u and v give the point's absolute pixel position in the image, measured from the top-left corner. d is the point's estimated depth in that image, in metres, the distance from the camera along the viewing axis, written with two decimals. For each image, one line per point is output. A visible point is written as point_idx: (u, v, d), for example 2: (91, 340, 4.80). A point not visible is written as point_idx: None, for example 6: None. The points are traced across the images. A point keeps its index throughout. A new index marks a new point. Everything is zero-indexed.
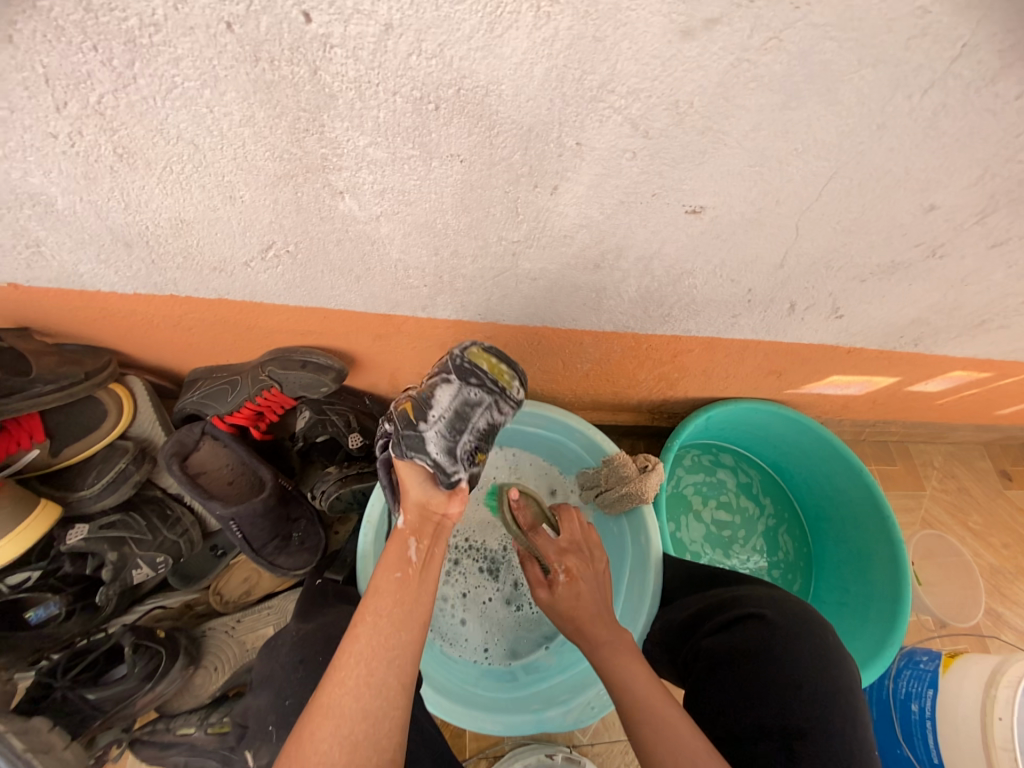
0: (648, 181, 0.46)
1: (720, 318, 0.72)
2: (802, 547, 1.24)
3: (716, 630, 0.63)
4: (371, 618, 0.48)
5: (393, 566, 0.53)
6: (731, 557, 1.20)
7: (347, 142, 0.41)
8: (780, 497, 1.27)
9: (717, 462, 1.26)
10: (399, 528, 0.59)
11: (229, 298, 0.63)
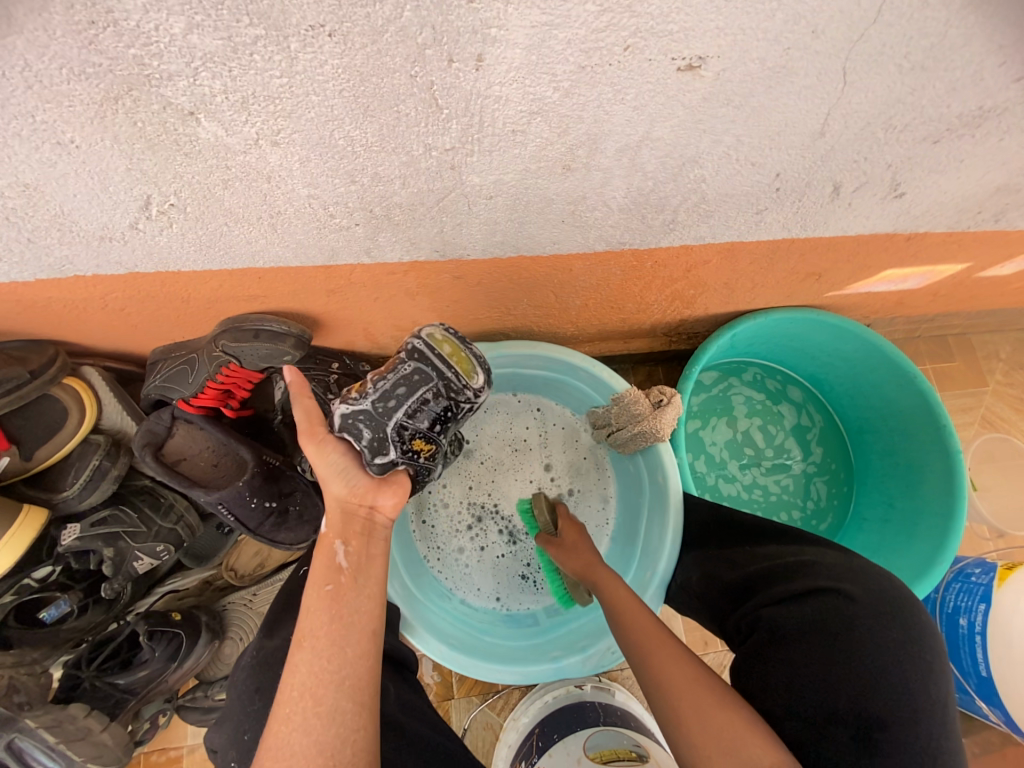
0: (616, 24, 0.31)
1: (741, 216, 0.57)
2: (843, 489, 1.12)
3: (780, 600, 0.57)
4: (304, 640, 0.45)
5: (325, 581, 0.47)
6: (756, 471, 1.10)
7: (157, 31, 0.28)
8: (835, 443, 1.14)
9: (777, 390, 1.14)
10: (324, 532, 0.51)
11: (142, 271, 0.53)
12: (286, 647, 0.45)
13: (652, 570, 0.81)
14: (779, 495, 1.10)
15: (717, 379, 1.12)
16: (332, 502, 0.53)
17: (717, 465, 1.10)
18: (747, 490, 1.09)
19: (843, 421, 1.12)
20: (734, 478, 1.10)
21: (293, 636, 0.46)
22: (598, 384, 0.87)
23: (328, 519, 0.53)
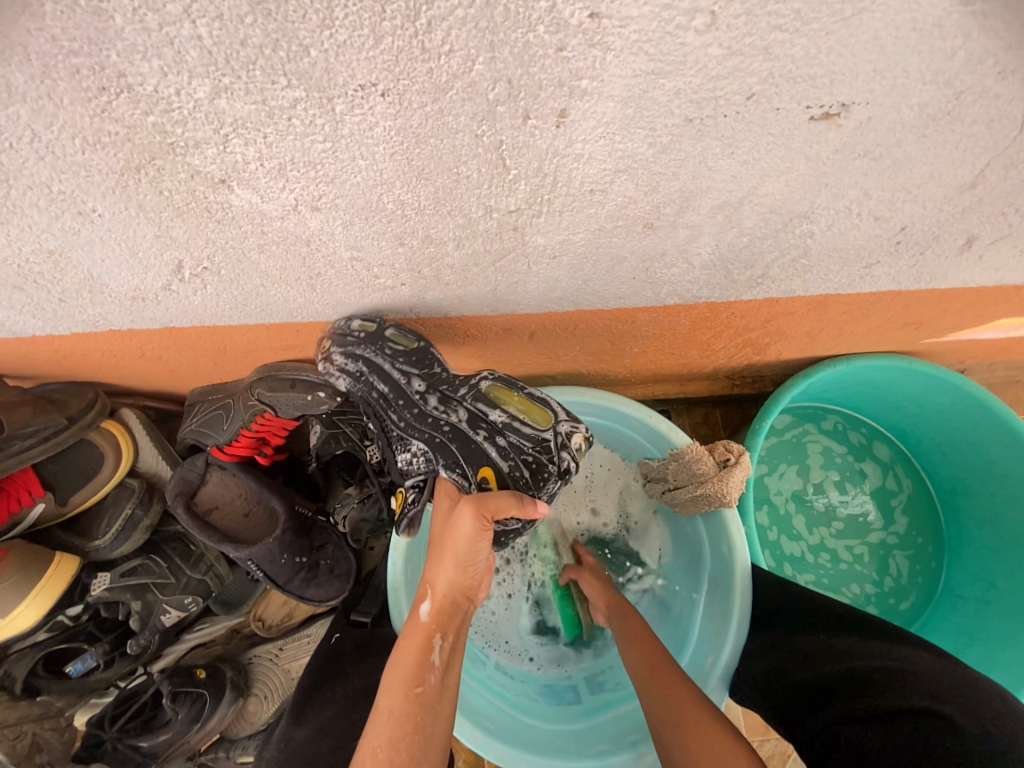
0: (743, 69, 0.24)
1: (844, 270, 0.48)
2: (929, 567, 0.98)
3: (864, 719, 0.47)
4: (368, 750, 0.39)
5: (410, 679, 0.43)
6: (825, 529, 0.98)
7: (180, 97, 0.23)
8: (921, 504, 1.00)
9: (860, 445, 1.02)
10: (420, 615, 0.47)
11: (176, 326, 0.50)
12: (351, 759, 0.40)
13: (714, 656, 0.70)
14: (849, 565, 0.98)
15: (790, 424, 1.01)
16: (449, 590, 0.47)
17: (781, 520, 0.98)
18: (811, 553, 0.97)
19: (937, 491, 0.99)
20: (800, 535, 0.98)
21: (358, 745, 0.40)
22: (654, 436, 0.78)
23: (426, 604, 0.47)
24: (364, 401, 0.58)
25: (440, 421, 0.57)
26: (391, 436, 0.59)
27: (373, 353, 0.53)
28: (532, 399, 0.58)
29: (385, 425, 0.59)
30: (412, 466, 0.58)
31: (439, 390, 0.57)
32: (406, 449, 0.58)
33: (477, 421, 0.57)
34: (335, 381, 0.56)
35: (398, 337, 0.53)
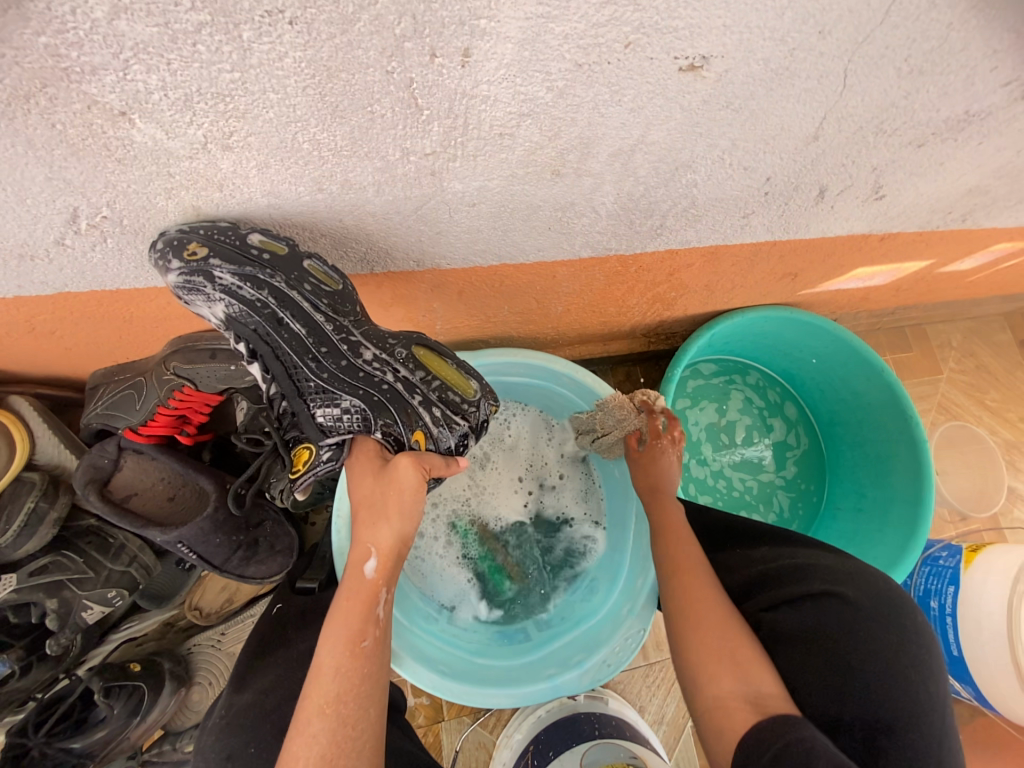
0: (618, 18, 0.28)
1: (727, 220, 0.56)
2: (812, 500, 1.15)
3: (778, 604, 0.54)
4: (325, 706, 0.41)
5: (357, 636, 0.43)
6: (729, 462, 1.12)
7: (73, 13, 0.23)
8: (810, 442, 1.17)
9: (774, 403, 1.16)
10: (365, 573, 0.45)
11: (73, 291, 0.47)
12: (297, 710, 0.41)
13: (643, 577, 0.76)
14: (741, 493, 1.11)
15: (715, 371, 1.14)
16: (393, 547, 0.47)
17: (694, 446, 1.10)
18: (714, 478, 1.10)
19: (828, 448, 1.15)
20: (708, 466, 1.10)
21: (301, 702, 0.41)
22: (581, 392, 0.84)
23: (373, 564, 0.46)
24: (256, 335, 0.47)
25: (377, 376, 0.51)
26: (308, 389, 0.50)
27: (283, 282, 0.45)
28: (460, 370, 0.57)
29: (300, 377, 0.49)
30: (342, 425, 0.51)
31: (373, 341, 0.51)
32: (334, 406, 0.50)
33: (410, 382, 0.53)
34: (193, 305, 0.44)
35: (265, 243, 0.43)
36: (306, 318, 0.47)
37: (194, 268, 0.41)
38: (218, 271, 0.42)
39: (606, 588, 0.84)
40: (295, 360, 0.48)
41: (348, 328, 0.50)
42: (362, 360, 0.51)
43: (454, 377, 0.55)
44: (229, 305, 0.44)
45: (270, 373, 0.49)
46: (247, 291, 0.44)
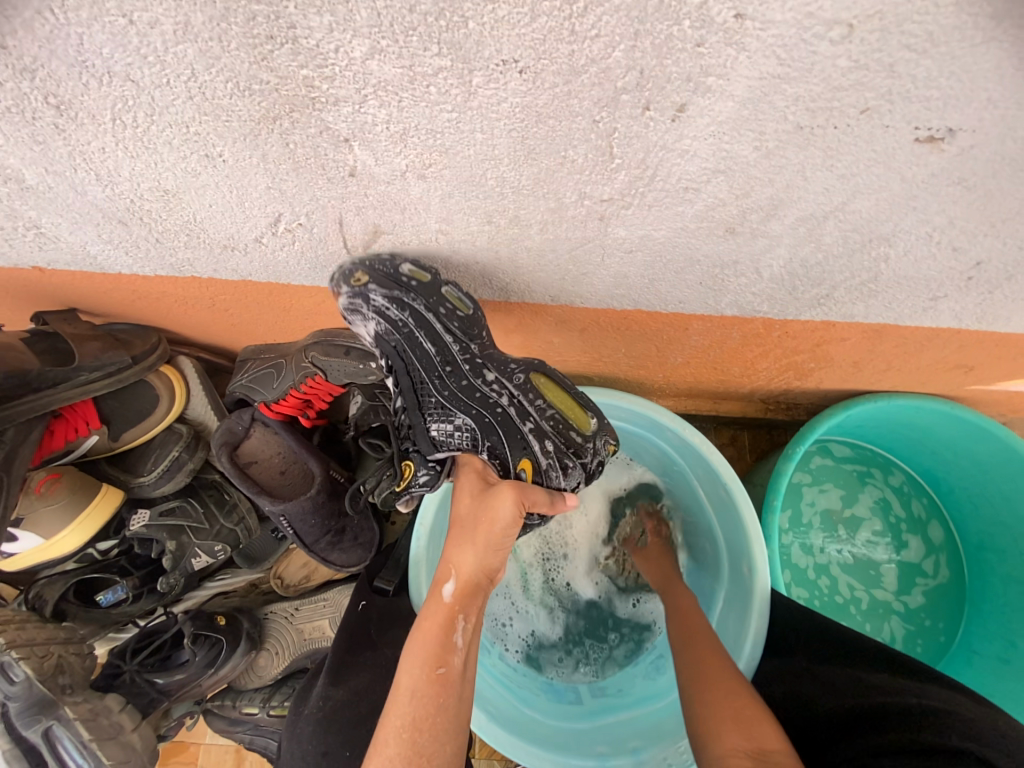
0: (864, 83, 0.25)
1: (908, 300, 0.49)
2: (936, 640, 0.95)
3: (894, 750, 0.45)
4: (402, 735, 0.40)
5: (436, 661, 0.42)
6: (838, 562, 0.98)
7: (336, 54, 0.25)
8: (950, 571, 0.97)
9: (917, 519, 0.99)
10: (444, 595, 0.45)
11: (253, 279, 0.53)
12: (373, 731, 0.41)
13: None
14: (844, 600, 0.97)
15: (846, 456, 1.01)
16: (475, 574, 0.46)
17: (801, 529, 0.98)
18: (815, 571, 0.97)
19: (976, 589, 0.95)
20: (810, 556, 0.98)
21: (378, 722, 0.41)
22: (685, 451, 0.78)
23: (452, 586, 0.45)
24: (395, 350, 0.50)
25: (491, 399, 0.53)
26: (427, 404, 0.53)
27: (424, 305, 0.47)
28: (574, 399, 0.57)
29: (423, 392, 0.52)
30: (451, 442, 0.53)
31: (495, 365, 0.53)
32: (447, 422, 0.53)
33: (524, 408, 0.54)
34: (356, 323, 0.49)
35: (414, 271, 0.46)
36: (435, 341, 0.50)
37: (357, 288, 0.46)
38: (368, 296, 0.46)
39: None
40: (421, 379, 0.52)
41: (472, 354, 0.51)
42: (480, 382, 0.52)
43: (569, 406, 0.56)
44: (380, 323, 0.48)
45: (400, 386, 0.53)
46: (393, 311, 0.48)
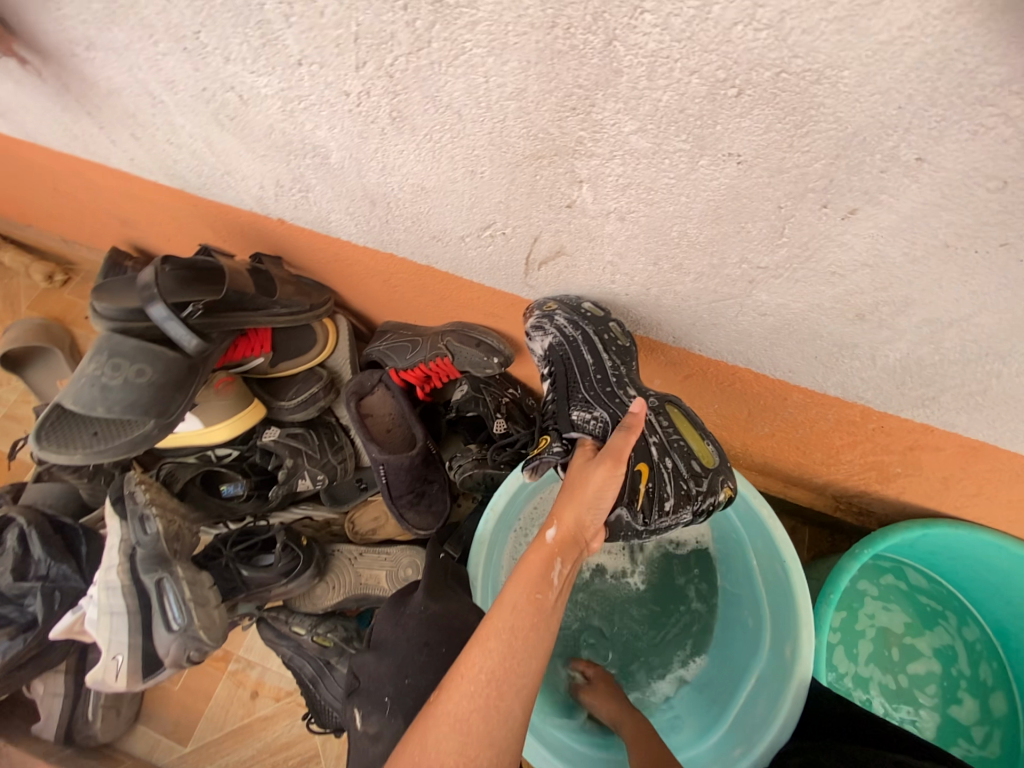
0: (1010, 225, 0.32)
1: (1015, 422, 0.52)
2: None
3: None
4: (498, 638, 0.45)
5: (535, 588, 0.48)
6: (881, 687, 0.94)
7: (611, 126, 0.36)
8: (1003, 747, 0.90)
9: (982, 684, 0.92)
10: (546, 536, 0.51)
11: (436, 265, 0.66)
12: (476, 632, 0.46)
13: (745, 749, 0.70)
14: None
15: (922, 584, 0.98)
16: (576, 528, 0.52)
17: (850, 635, 0.95)
18: (853, 681, 0.94)
19: None
20: (852, 668, 0.94)
21: (477, 628, 0.47)
22: (749, 521, 0.81)
23: (553, 529, 0.51)
24: (558, 354, 0.62)
25: (629, 408, 0.61)
26: (575, 394, 0.62)
27: (593, 333, 0.60)
28: (701, 437, 0.66)
29: (574, 386, 0.62)
30: (587, 425, 0.59)
31: (636, 385, 0.62)
32: (587, 411, 0.60)
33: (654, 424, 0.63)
34: (537, 335, 0.63)
35: (592, 309, 0.60)
36: (595, 352, 0.61)
37: (542, 314, 0.62)
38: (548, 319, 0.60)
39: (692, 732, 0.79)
40: (576, 376, 0.62)
41: (622, 372, 0.62)
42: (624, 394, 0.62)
43: (699, 440, 0.65)
44: (552, 337, 0.62)
45: (556, 378, 0.63)
46: (568, 328, 0.60)
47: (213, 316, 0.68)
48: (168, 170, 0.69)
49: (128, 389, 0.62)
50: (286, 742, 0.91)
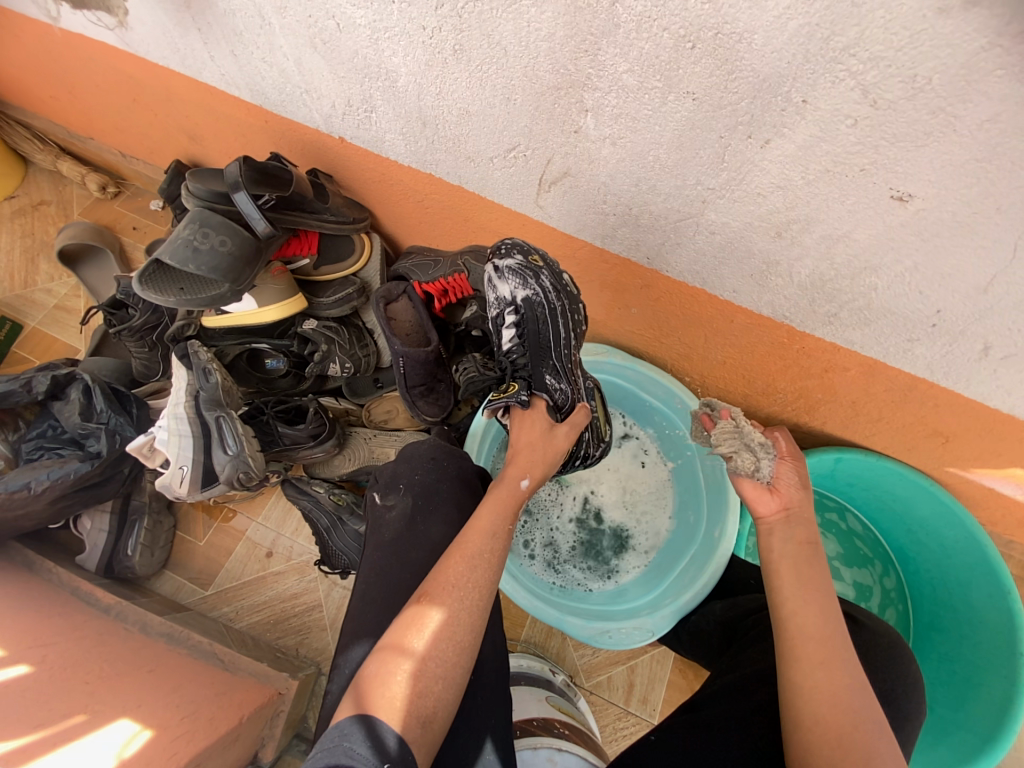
0: (862, 155, 0.49)
1: (892, 337, 0.70)
2: None
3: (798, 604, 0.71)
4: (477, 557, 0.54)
5: (507, 519, 0.58)
6: None
7: (611, 67, 0.53)
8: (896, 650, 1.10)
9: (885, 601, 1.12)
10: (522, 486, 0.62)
11: (467, 186, 0.82)
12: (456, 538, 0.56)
13: (675, 599, 0.88)
14: None
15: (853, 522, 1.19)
16: (538, 478, 0.65)
17: None
18: None
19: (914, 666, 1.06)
20: None
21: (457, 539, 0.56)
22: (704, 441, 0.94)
23: (526, 480, 0.63)
24: (536, 317, 0.84)
25: (577, 376, 0.84)
26: (546, 359, 0.82)
27: (566, 305, 0.84)
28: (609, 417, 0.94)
29: (547, 352, 0.83)
30: (553, 387, 0.80)
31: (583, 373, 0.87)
32: (556, 378, 0.81)
33: (588, 393, 0.86)
34: (525, 286, 0.83)
35: (569, 281, 0.86)
36: (567, 324, 0.84)
37: (530, 266, 0.83)
38: (543, 273, 0.83)
39: (636, 595, 0.98)
40: (550, 339, 0.83)
41: (575, 355, 0.85)
42: (574, 366, 0.85)
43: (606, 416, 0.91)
44: (535, 297, 0.83)
45: (531, 341, 0.83)
46: (551, 296, 0.83)
47: (282, 213, 0.83)
48: (254, 87, 0.84)
49: (212, 254, 0.78)
50: (292, 594, 1.07)
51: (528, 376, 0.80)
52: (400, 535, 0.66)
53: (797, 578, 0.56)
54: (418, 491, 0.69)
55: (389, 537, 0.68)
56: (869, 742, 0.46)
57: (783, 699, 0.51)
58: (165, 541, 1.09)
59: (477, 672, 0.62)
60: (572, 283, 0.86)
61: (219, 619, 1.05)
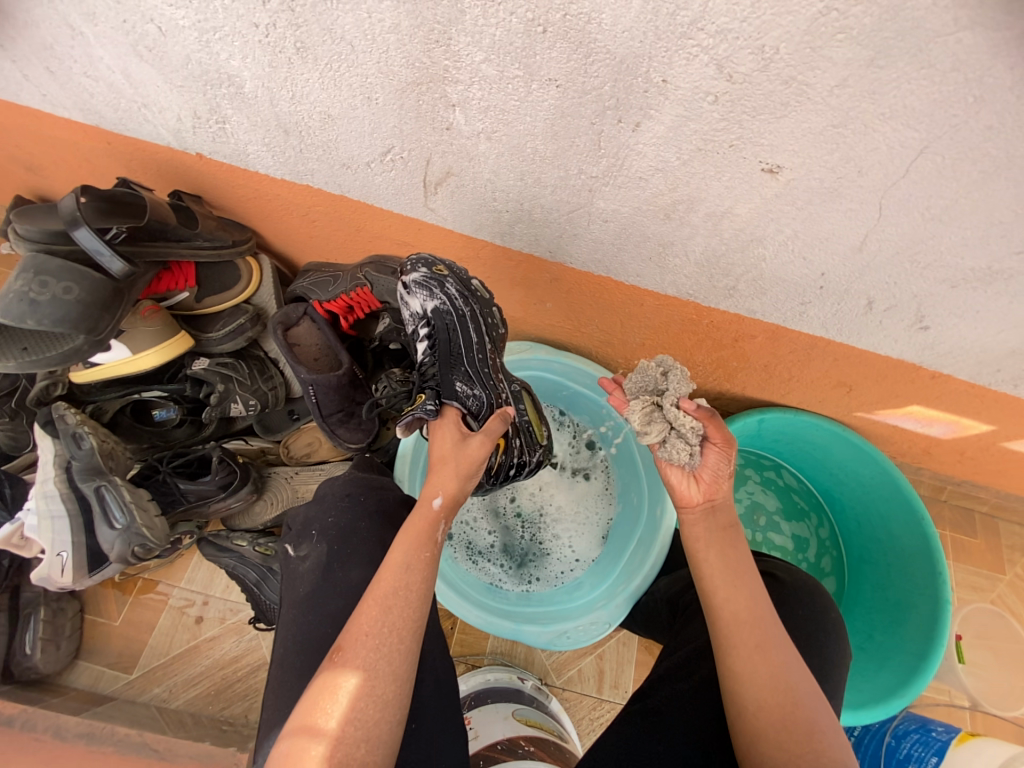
0: (728, 130, 0.49)
1: (788, 302, 0.72)
2: None
3: None
4: (389, 597, 0.49)
5: (421, 545, 0.52)
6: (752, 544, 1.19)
7: (466, 57, 0.49)
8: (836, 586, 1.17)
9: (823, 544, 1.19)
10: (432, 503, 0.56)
11: (350, 195, 0.75)
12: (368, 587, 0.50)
13: (626, 584, 0.89)
14: None
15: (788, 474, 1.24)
16: (456, 494, 0.58)
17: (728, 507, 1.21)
18: None
19: (852, 599, 1.14)
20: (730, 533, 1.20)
21: (371, 582, 0.51)
22: None
23: (438, 499, 0.56)
24: (446, 325, 0.79)
25: (496, 379, 0.80)
26: (459, 365, 0.77)
27: (477, 309, 0.81)
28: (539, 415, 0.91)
29: (458, 359, 0.78)
30: (467, 395, 0.75)
31: (504, 374, 0.83)
32: (469, 384, 0.76)
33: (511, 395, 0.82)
34: (429, 297, 0.79)
35: (479, 286, 0.82)
36: (480, 329, 0.80)
37: (433, 276, 0.78)
38: (448, 282, 0.79)
39: (590, 586, 0.99)
40: (461, 344, 0.79)
41: (492, 357, 0.81)
42: (491, 370, 0.80)
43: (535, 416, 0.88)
44: (443, 305, 0.79)
45: (441, 349, 0.78)
46: (458, 301, 0.79)
47: (138, 246, 0.73)
48: (82, 104, 0.73)
49: (55, 305, 0.67)
50: (232, 658, 0.98)
51: (438, 385, 0.75)
52: (321, 584, 0.61)
53: (726, 563, 0.57)
54: (337, 534, 0.64)
55: (311, 590, 0.62)
56: (809, 717, 0.49)
57: (727, 685, 0.53)
58: (72, 629, 0.96)
59: (427, 714, 0.58)
60: (483, 288, 0.83)
61: (151, 703, 0.95)
